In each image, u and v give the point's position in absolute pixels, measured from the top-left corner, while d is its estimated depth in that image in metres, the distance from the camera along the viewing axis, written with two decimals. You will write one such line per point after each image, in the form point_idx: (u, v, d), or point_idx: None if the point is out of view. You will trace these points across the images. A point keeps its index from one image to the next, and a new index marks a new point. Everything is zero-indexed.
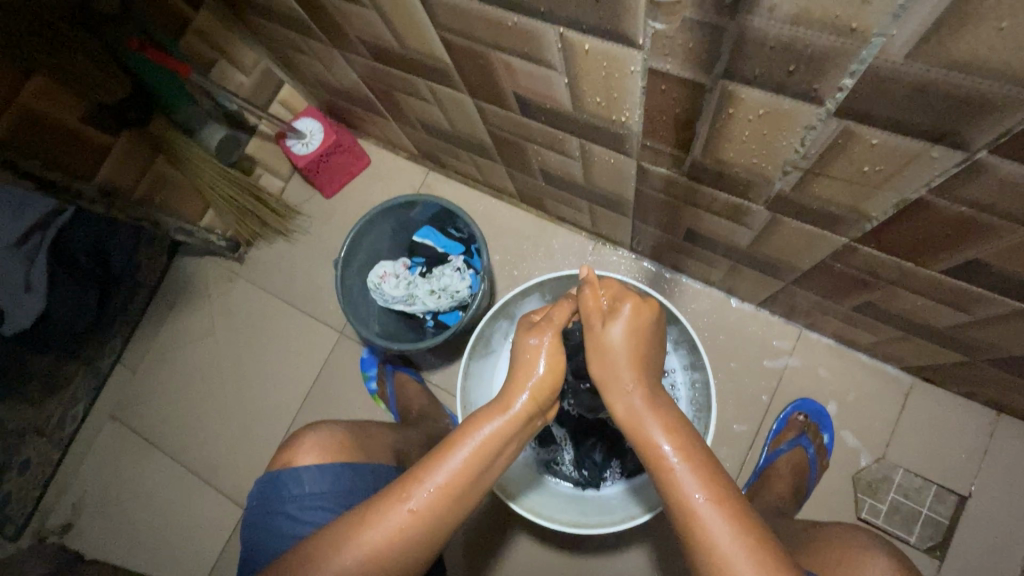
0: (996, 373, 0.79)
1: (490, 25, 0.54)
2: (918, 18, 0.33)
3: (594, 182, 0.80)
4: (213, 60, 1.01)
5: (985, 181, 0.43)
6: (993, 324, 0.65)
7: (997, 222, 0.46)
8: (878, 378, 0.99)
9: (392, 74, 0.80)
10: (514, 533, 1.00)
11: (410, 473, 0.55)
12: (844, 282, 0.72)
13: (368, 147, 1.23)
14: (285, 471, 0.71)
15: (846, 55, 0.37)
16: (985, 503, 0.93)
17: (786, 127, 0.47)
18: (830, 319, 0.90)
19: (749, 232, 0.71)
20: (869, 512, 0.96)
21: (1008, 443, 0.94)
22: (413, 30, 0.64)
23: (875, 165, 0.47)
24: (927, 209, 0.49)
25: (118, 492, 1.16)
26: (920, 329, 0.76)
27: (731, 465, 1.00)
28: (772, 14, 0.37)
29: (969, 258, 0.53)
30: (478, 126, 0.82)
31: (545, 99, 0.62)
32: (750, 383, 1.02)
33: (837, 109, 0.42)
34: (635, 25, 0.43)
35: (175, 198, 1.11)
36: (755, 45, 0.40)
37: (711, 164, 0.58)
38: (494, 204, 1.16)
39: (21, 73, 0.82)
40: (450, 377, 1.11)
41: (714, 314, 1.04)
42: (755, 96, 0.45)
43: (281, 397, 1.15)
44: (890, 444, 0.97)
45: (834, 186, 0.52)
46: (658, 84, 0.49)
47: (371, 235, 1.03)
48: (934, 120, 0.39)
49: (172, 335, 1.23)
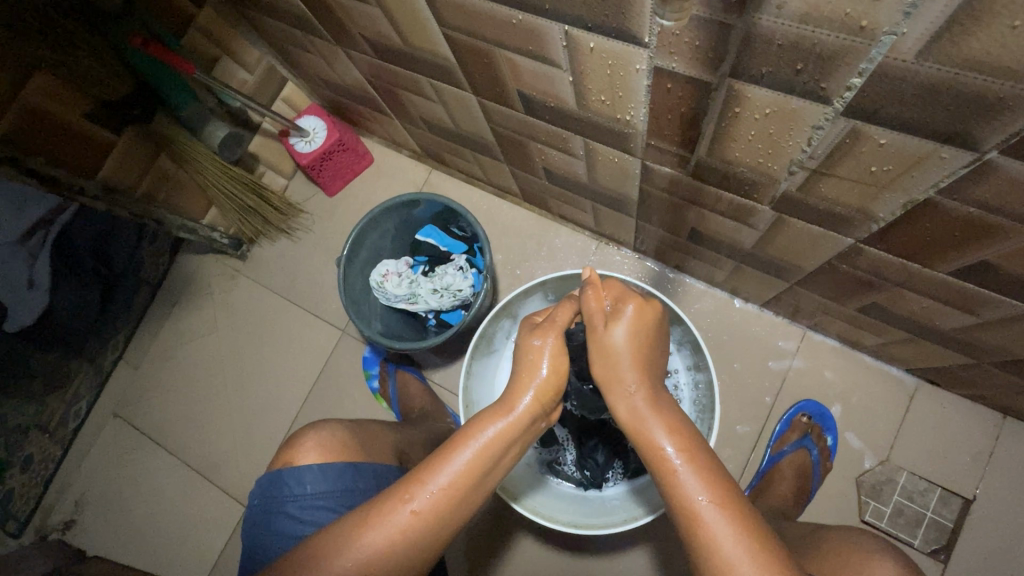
0: (1001, 375, 0.78)
1: (495, 22, 0.53)
2: (930, 16, 0.32)
3: (598, 181, 0.80)
4: (217, 57, 1.01)
5: (995, 182, 0.42)
6: (999, 327, 0.64)
7: (1006, 223, 0.46)
8: (883, 379, 0.98)
9: (396, 71, 0.80)
10: (516, 533, 1.00)
11: (411, 474, 0.55)
12: (849, 283, 0.72)
13: (371, 145, 1.23)
14: (287, 470, 0.70)
15: (856, 53, 0.37)
16: (990, 506, 0.93)
17: (792, 126, 0.46)
18: (835, 320, 0.90)
19: (753, 232, 0.71)
20: (873, 514, 0.95)
21: (1014, 446, 0.93)
22: (416, 27, 0.64)
23: (883, 166, 0.46)
24: (933, 210, 0.49)
25: (120, 488, 1.16)
26: (926, 330, 0.75)
27: (733, 466, 1.00)
28: (780, 12, 0.36)
29: (976, 259, 0.53)
30: (481, 124, 0.82)
31: (550, 98, 0.62)
32: (753, 384, 1.02)
33: (845, 109, 0.42)
34: (641, 22, 0.43)
35: (177, 195, 1.10)
36: (764, 43, 0.39)
37: (717, 164, 0.57)
38: (497, 202, 1.15)
39: (23, 72, 0.81)
40: (452, 376, 1.11)
41: (717, 315, 1.04)
42: (762, 95, 0.44)
43: (283, 396, 1.15)
44: (893, 446, 0.97)
45: (840, 186, 0.52)
46: (663, 83, 0.48)
47: (374, 233, 1.02)
48: (946, 120, 0.39)
49: (175, 333, 1.23)
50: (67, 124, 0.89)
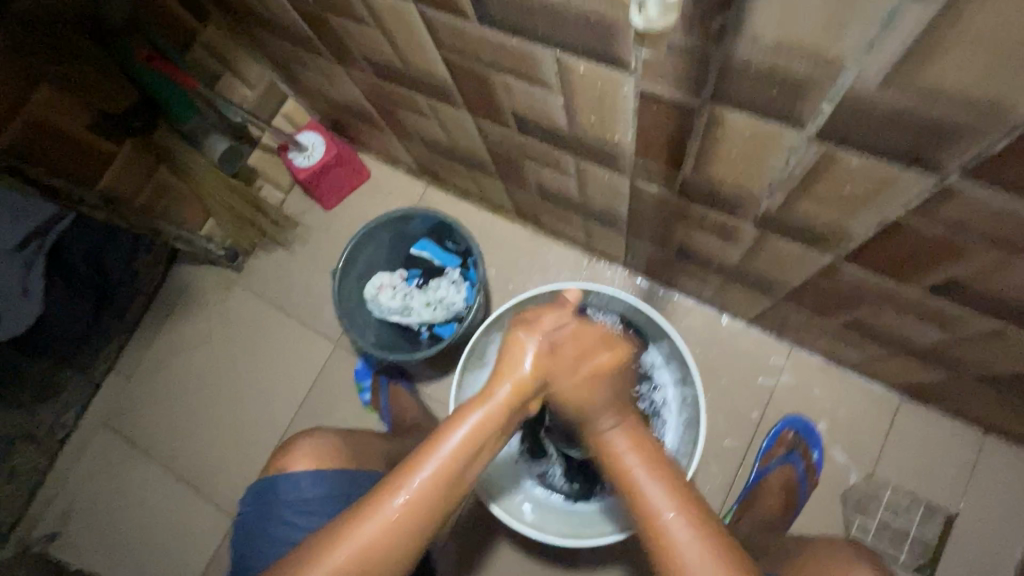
0: (981, 392, 0.81)
1: (491, 47, 0.56)
2: (890, 49, 0.35)
3: (589, 198, 0.82)
4: (219, 73, 1.03)
5: (959, 203, 0.45)
6: (975, 344, 0.67)
7: (974, 243, 0.48)
8: (866, 395, 1.01)
9: (395, 90, 0.83)
10: (506, 546, 1.01)
11: (400, 466, 0.55)
12: (831, 299, 0.74)
13: (367, 160, 1.25)
14: (282, 476, 0.71)
15: (825, 81, 0.39)
16: (972, 521, 0.95)
17: (771, 148, 0.49)
18: (819, 337, 0.92)
19: (738, 249, 0.73)
20: (859, 530, 0.96)
21: (993, 462, 0.96)
22: (414, 48, 0.66)
23: (857, 187, 0.49)
24: (906, 230, 0.51)
25: (106, 500, 1.16)
26: (905, 345, 0.77)
27: (720, 482, 1.01)
28: (756, 42, 0.39)
29: (948, 278, 0.55)
30: (477, 142, 0.84)
31: (542, 118, 0.64)
32: (741, 398, 1.03)
33: (818, 132, 0.44)
34: (627, 49, 0.45)
35: (176, 207, 1.12)
36: (741, 71, 0.42)
37: (702, 183, 0.60)
38: (491, 218, 1.18)
39: (30, 83, 0.85)
40: (444, 389, 1.12)
41: (706, 330, 1.06)
42: (741, 118, 0.47)
43: (276, 406, 1.16)
44: (877, 461, 0.99)
45: (818, 206, 0.54)
46: (650, 106, 0.51)
47: (370, 245, 1.04)
48: (910, 146, 0.41)
49: (167, 343, 1.23)
50: (69, 135, 0.91)
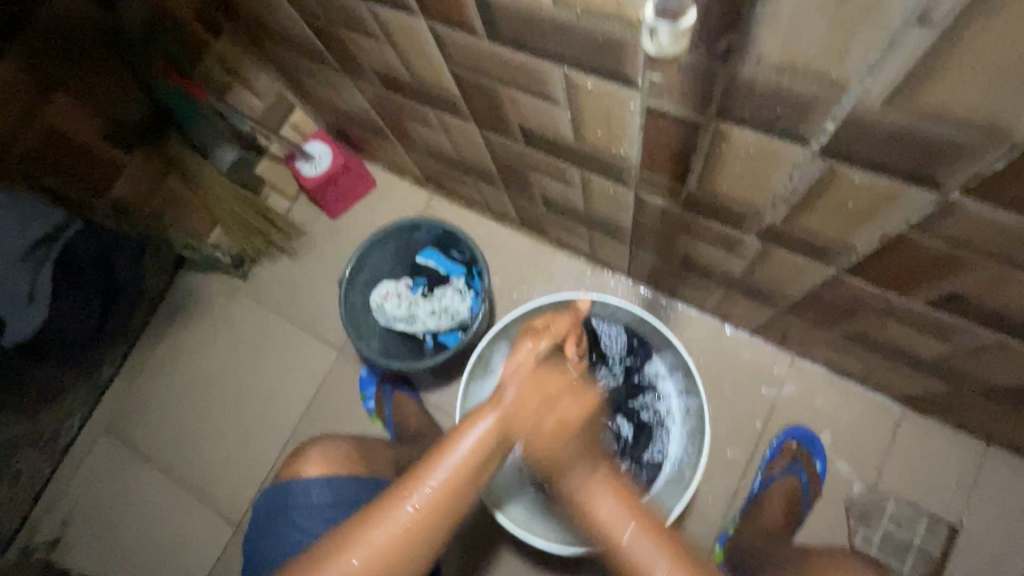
0: (983, 404, 0.81)
1: (499, 62, 0.57)
2: (891, 71, 0.36)
3: (593, 209, 0.83)
4: (228, 83, 1.04)
5: (960, 220, 0.45)
6: (976, 357, 0.67)
7: (974, 259, 0.49)
8: (869, 406, 1.01)
9: (403, 103, 0.84)
10: (508, 555, 1.01)
11: (413, 470, 0.56)
12: (833, 311, 0.75)
13: (373, 170, 1.26)
14: (294, 481, 0.72)
15: (827, 100, 0.40)
16: (975, 533, 0.95)
17: (774, 164, 0.50)
18: (822, 348, 0.93)
19: (741, 261, 0.74)
20: (862, 541, 0.96)
21: (996, 474, 0.96)
22: (423, 62, 0.67)
23: (858, 203, 0.50)
24: (907, 245, 0.52)
25: (109, 506, 1.16)
26: (907, 357, 0.78)
27: (723, 493, 1.01)
28: (760, 62, 0.40)
29: (949, 292, 0.56)
30: (483, 153, 0.86)
31: (549, 132, 0.65)
32: (744, 408, 1.04)
33: (821, 148, 0.45)
34: (634, 67, 0.46)
35: (185, 214, 1.14)
36: (746, 90, 0.43)
37: (706, 197, 0.61)
38: (496, 227, 1.19)
39: (45, 92, 0.88)
40: (448, 398, 1.13)
41: (709, 340, 1.07)
42: (745, 135, 0.48)
43: (280, 414, 1.17)
44: (880, 473, 0.99)
45: (820, 220, 0.55)
46: (655, 121, 0.52)
47: (376, 254, 1.06)
48: (911, 164, 0.42)
49: (173, 349, 1.24)
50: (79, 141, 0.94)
